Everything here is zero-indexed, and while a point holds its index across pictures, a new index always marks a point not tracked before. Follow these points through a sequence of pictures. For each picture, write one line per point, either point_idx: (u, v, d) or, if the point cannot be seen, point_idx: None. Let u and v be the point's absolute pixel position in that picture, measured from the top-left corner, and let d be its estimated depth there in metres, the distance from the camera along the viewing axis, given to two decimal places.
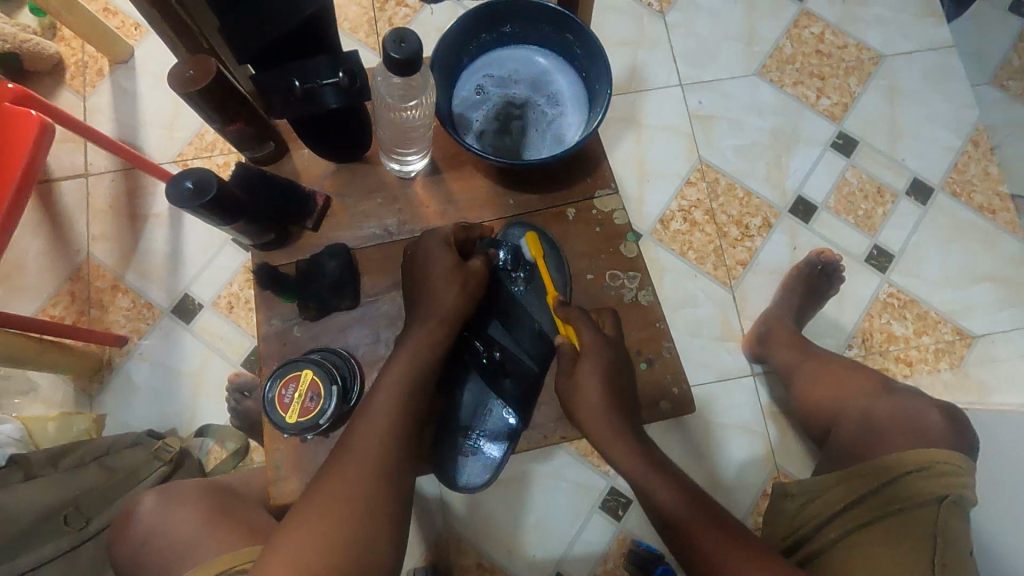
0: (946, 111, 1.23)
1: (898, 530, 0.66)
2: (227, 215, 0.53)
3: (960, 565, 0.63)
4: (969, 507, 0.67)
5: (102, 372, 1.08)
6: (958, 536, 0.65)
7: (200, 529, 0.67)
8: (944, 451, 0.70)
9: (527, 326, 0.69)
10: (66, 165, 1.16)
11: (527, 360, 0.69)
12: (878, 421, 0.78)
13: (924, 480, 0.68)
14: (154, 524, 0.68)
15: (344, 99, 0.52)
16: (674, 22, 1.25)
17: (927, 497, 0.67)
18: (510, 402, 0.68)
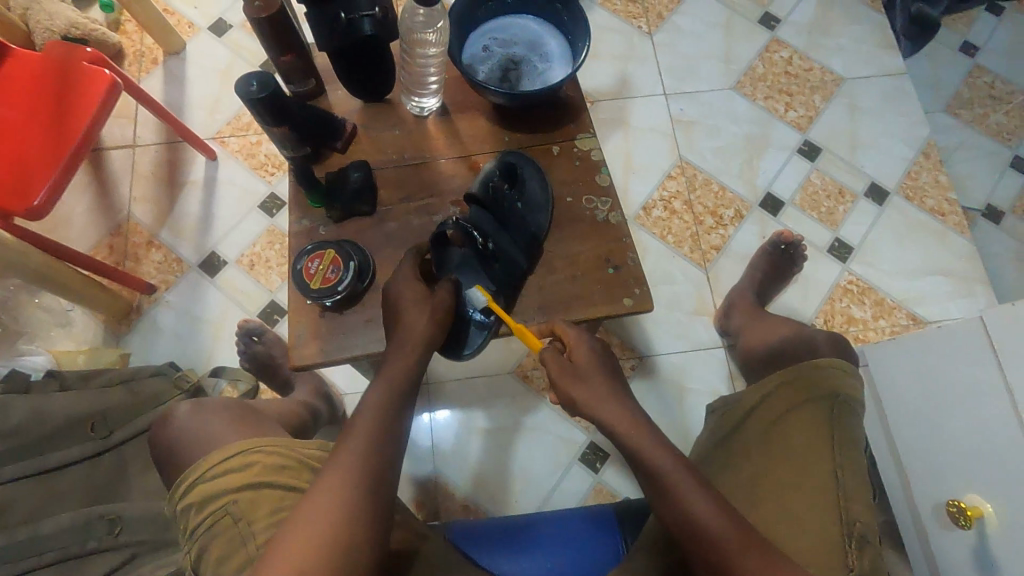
0: (901, 127, 1.38)
1: (795, 428, 0.71)
2: (273, 113, 0.64)
3: (853, 450, 0.69)
4: (855, 401, 0.74)
5: (130, 316, 1.19)
6: (850, 428, 0.71)
7: (227, 427, 0.72)
8: (829, 360, 0.77)
9: (517, 226, 0.69)
10: (117, 136, 1.30)
11: (518, 252, 0.69)
12: (782, 361, 0.92)
13: (818, 381, 0.74)
14: (187, 422, 0.73)
15: (378, 27, 0.65)
16: (660, 43, 1.42)
17: (819, 397, 0.72)
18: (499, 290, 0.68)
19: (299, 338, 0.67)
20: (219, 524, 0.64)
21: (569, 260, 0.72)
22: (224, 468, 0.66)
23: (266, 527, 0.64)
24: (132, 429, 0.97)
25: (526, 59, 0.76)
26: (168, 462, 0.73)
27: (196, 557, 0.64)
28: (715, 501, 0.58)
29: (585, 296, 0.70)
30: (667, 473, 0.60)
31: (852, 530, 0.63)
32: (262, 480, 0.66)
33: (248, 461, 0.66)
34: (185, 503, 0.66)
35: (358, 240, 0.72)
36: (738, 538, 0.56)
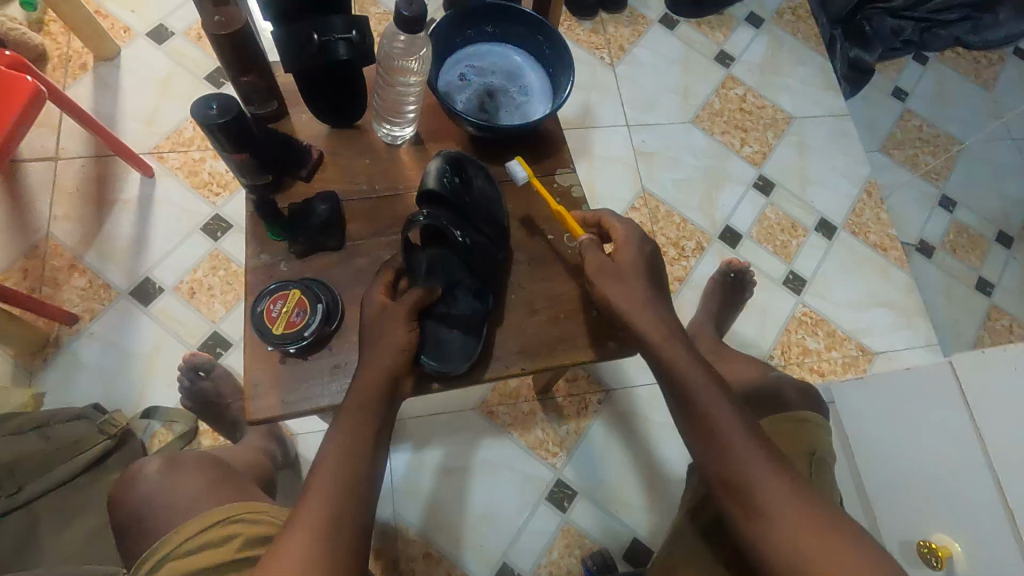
0: (845, 165, 1.45)
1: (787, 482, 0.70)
2: (233, 140, 0.58)
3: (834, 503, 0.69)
4: (832, 457, 0.74)
5: (47, 350, 1.06)
6: (829, 483, 0.71)
7: (202, 492, 0.65)
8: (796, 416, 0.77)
9: (482, 221, 0.66)
10: (37, 148, 1.17)
11: (490, 244, 0.67)
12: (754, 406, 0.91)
13: (800, 436, 0.74)
14: (152, 489, 0.66)
15: (354, 52, 0.60)
16: (622, 74, 1.44)
17: (796, 452, 0.72)
18: (472, 287, 0.65)
19: (257, 387, 0.60)
20: None
21: (550, 305, 0.68)
22: (202, 542, 0.59)
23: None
24: (45, 484, 0.86)
25: (505, 90, 0.73)
26: (126, 532, 0.66)
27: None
28: (752, 432, 0.57)
29: (569, 339, 0.67)
30: (704, 398, 0.58)
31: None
32: (244, 555, 0.59)
33: (228, 535, 0.59)
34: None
35: (324, 277, 0.66)
36: (760, 449, 0.56)
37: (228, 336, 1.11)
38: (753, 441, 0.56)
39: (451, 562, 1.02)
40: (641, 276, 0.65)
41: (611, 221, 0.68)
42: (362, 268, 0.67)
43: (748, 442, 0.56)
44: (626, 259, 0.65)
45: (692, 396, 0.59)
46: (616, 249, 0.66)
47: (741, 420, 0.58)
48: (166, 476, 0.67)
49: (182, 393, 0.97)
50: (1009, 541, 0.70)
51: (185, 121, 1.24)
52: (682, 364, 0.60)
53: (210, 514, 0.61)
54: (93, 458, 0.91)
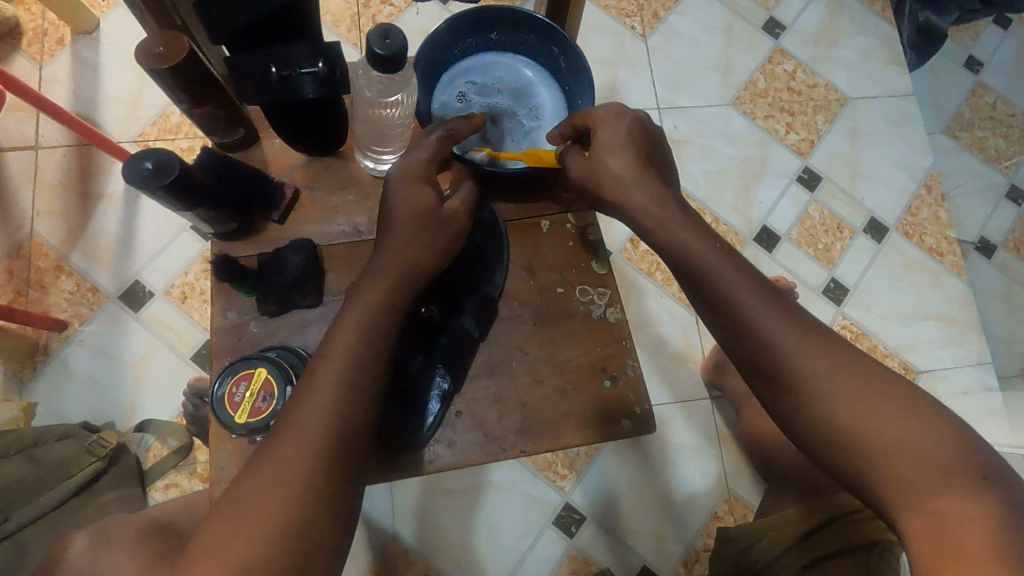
0: (904, 155, 1.28)
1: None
2: (184, 198, 0.49)
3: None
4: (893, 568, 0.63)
5: (36, 358, 1.01)
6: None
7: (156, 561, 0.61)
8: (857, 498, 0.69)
9: (462, 292, 0.59)
10: (14, 135, 1.09)
11: (467, 317, 0.59)
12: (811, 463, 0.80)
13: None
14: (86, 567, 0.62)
15: (323, 88, 0.49)
16: (655, 47, 1.27)
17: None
18: (444, 366, 0.57)
19: (223, 472, 0.53)
20: None
21: (556, 375, 0.60)
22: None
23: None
24: (33, 512, 0.83)
25: (510, 114, 0.62)
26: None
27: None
28: (769, 298, 0.53)
29: (575, 416, 0.59)
30: (722, 276, 0.54)
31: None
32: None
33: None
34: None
35: (298, 339, 0.58)
36: (786, 325, 0.52)
37: None
38: (777, 317, 0.53)
39: None
40: (621, 140, 0.57)
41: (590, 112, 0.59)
42: None
43: (772, 321, 0.52)
44: (604, 139, 0.58)
45: (707, 275, 0.54)
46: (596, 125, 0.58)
47: (752, 281, 0.54)
48: (99, 553, 0.63)
49: (188, 417, 0.95)
50: None
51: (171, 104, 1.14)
52: (690, 242, 0.55)
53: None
54: (82, 481, 0.89)
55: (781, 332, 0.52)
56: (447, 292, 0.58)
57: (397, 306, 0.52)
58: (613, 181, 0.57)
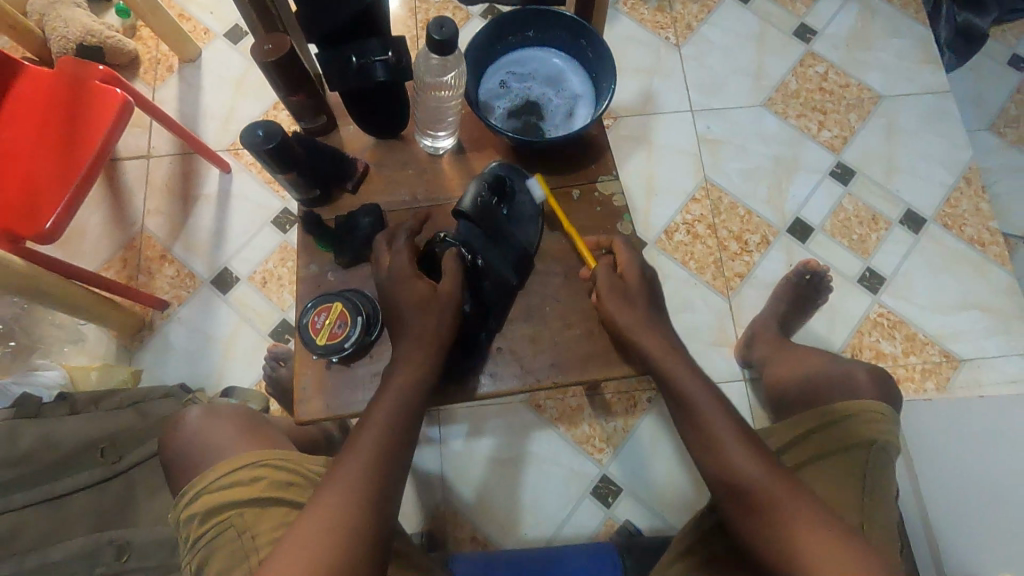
0: (941, 150, 1.30)
1: (829, 478, 0.72)
2: (282, 161, 0.61)
3: (884, 503, 0.70)
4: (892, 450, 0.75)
5: (143, 332, 1.18)
6: (883, 478, 0.73)
7: (238, 437, 0.75)
8: (869, 403, 0.78)
9: (506, 248, 0.67)
10: (132, 147, 1.29)
11: (507, 269, 0.67)
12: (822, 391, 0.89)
13: (855, 428, 0.75)
14: (198, 429, 0.76)
15: (392, 73, 0.61)
16: (688, 55, 1.36)
17: (854, 444, 0.74)
18: (485, 311, 0.67)
19: (305, 390, 0.65)
20: (223, 537, 0.67)
21: (584, 320, 0.69)
22: (231, 480, 0.69)
23: (267, 542, 0.66)
24: (140, 454, 0.97)
25: (545, 95, 0.73)
26: (176, 463, 0.76)
27: (198, 567, 0.67)
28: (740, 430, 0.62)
29: (600, 354, 0.68)
30: (702, 407, 0.63)
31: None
32: (268, 495, 0.68)
33: (256, 476, 0.69)
34: (190, 513, 0.69)
35: (366, 287, 0.69)
36: (748, 446, 0.61)
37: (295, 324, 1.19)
38: (739, 443, 0.61)
39: (494, 546, 1.07)
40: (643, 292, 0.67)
41: (618, 242, 0.69)
42: None
43: (733, 443, 0.61)
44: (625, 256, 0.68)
45: (690, 402, 0.64)
46: (623, 269, 0.67)
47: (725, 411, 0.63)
48: (208, 422, 0.76)
49: (267, 381, 1.10)
50: None
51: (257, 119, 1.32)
52: (683, 374, 0.64)
53: (237, 459, 0.70)
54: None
55: (753, 463, 0.60)
56: (493, 245, 0.67)
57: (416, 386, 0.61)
58: (628, 323, 0.64)
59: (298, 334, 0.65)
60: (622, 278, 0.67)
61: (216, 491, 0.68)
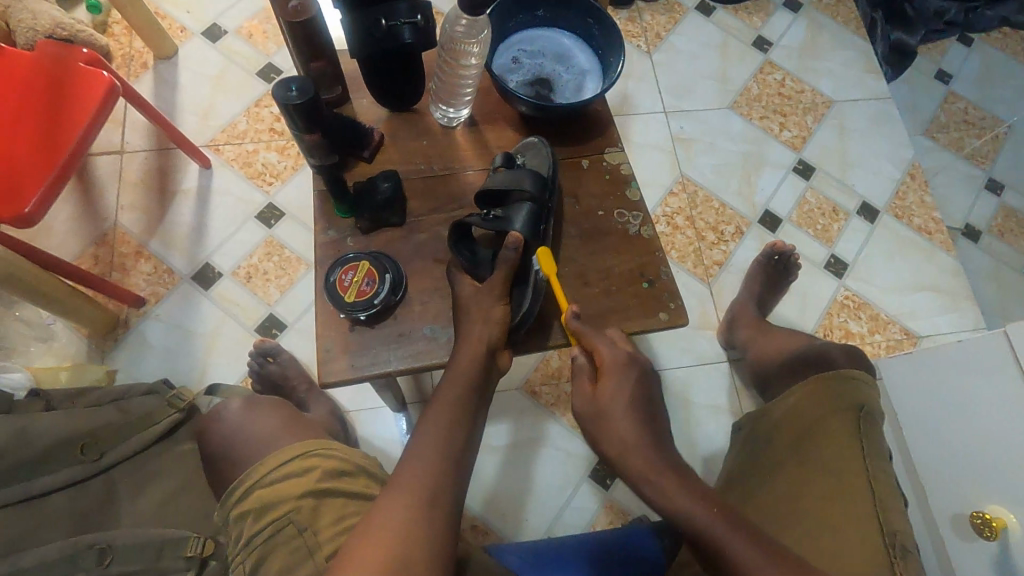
0: (887, 148, 1.43)
1: (825, 445, 0.67)
2: (306, 121, 0.61)
3: (884, 465, 0.65)
4: (878, 414, 0.70)
5: (117, 331, 1.13)
6: (877, 440, 0.67)
7: (280, 429, 0.76)
8: (850, 371, 0.74)
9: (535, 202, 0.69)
10: (103, 142, 1.25)
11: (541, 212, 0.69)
12: (802, 370, 0.87)
13: (839, 393, 0.71)
14: (240, 421, 0.76)
15: (418, 34, 0.65)
16: (659, 61, 1.45)
17: (842, 409, 0.69)
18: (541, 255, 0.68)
19: (330, 350, 0.64)
20: (282, 532, 0.64)
21: (602, 282, 0.71)
22: (283, 473, 0.67)
23: (332, 536, 0.63)
24: (126, 449, 0.87)
25: (556, 71, 0.77)
26: (215, 457, 0.76)
27: (253, 568, 0.63)
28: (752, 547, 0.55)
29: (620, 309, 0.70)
30: (719, 538, 0.56)
31: (893, 537, 0.58)
32: (325, 486, 0.66)
33: (310, 465, 0.67)
34: (240, 510, 0.66)
35: (386, 251, 0.70)
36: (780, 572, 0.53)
37: (283, 318, 1.16)
38: (761, 565, 0.53)
39: (497, 534, 1.05)
40: (622, 406, 0.64)
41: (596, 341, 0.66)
42: (422, 242, 0.71)
43: (754, 567, 0.53)
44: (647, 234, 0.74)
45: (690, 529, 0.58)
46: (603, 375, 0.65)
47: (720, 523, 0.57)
48: (248, 413, 0.77)
49: (255, 378, 1.02)
50: None
51: (238, 115, 1.30)
52: (675, 494, 0.60)
53: (288, 449, 0.69)
54: (164, 429, 0.91)
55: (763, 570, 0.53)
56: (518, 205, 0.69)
57: (455, 435, 0.58)
58: (616, 437, 0.63)
59: (325, 295, 0.66)
60: (594, 390, 0.65)
61: (271, 484, 0.66)
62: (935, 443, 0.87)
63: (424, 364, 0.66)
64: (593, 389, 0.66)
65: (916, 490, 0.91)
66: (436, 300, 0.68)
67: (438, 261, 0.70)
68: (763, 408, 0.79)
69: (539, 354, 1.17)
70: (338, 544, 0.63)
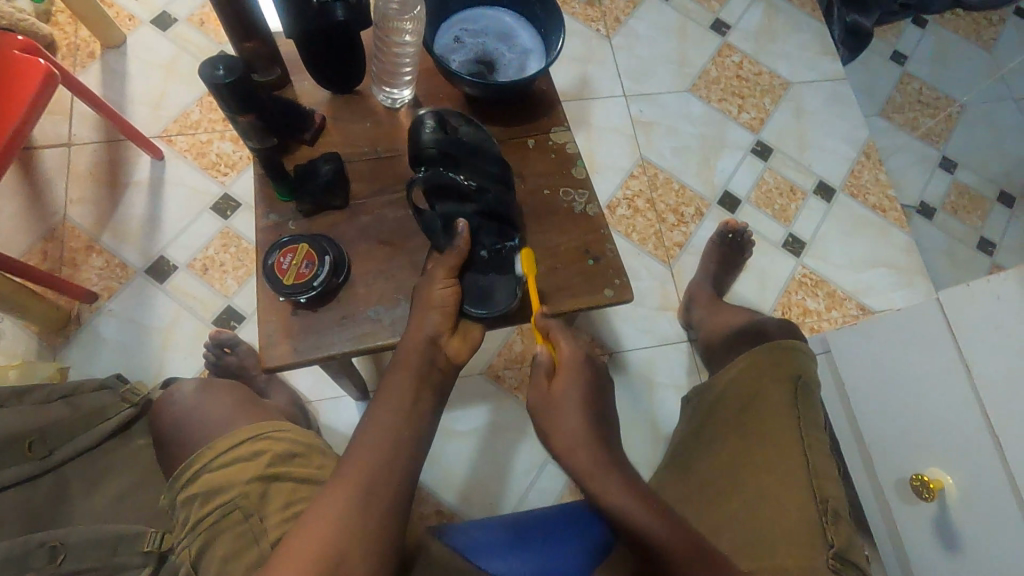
0: (843, 128, 1.46)
1: (766, 413, 0.69)
2: (239, 100, 0.60)
3: (818, 429, 0.67)
4: (815, 383, 0.73)
5: (69, 327, 1.10)
6: (813, 409, 0.69)
7: (235, 411, 0.76)
8: (785, 342, 0.76)
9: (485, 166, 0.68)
10: (50, 135, 1.21)
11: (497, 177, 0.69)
12: (743, 344, 0.89)
13: (780, 363, 0.73)
14: (191, 403, 0.76)
15: (351, 12, 0.64)
16: (618, 45, 1.45)
17: (781, 380, 0.71)
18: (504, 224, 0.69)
19: (271, 335, 0.64)
20: (227, 518, 0.63)
21: (545, 262, 0.72)
22: (232, 457, 0.67)
23: (278, 523, 0.63)
24: (75, 448, 0.85)
25: (499, 50, 0.77)
26: (170, 440, 0.75)
27: (197, 553, 0.62)
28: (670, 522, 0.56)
29: (566, 287, 0.71)
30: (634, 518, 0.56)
31: (827, 504, 0.60)
32: (274, 470, 0.66)
33: (258, 450, 0.67)
34: (188, 494, 0.65)
35: (330, 234, 0.70)
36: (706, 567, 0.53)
37: (241, 310, 1.14)
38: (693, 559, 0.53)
39: (462, 518, 1.06)
40: (579, 411, 0.63)
41: (559, 337, 0.67)
42: (366, 225, 0.70)
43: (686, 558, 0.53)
44: (592, 212, 0.74)
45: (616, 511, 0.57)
46: (559, 371, 0.65)
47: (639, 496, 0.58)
48: (201, 395, 0.77)
49: (211, 368, 1.01)
50: (994, 461, 0.73)
51: (191, 104, 1.27)
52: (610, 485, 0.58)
53: (237, 433, 0.69)
54: (115, 427, 0.88)
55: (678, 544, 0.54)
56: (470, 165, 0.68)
57: (406, 425, 0.57)
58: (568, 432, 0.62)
59: (264, 279, 0.65)
60: (550, 386, 0.65)
61: (219, 468, 0.66)
62: (880, 412, 0.89)
63: (367, 346, 0.65)
64: (548, 384, 0.65)
65: (867, 461, 0.94)
66: (380, 283, 0.68)
67: (382, 244, 0.70)
68: (706, 386, 0.80)
69: (501, 339, 1.17)
70: (284, 530, 0.62)
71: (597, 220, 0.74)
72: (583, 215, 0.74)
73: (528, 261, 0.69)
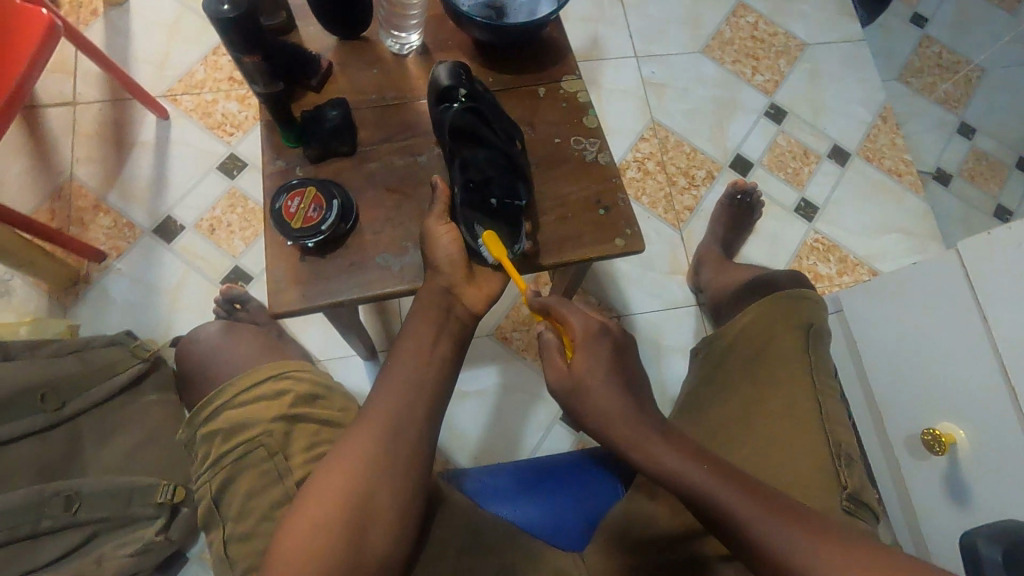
0: (859, 91, 1.42)
1: (776, 362, 0.68)
2: (243, 39, 0.59)
3: (827, 377, 0.67)
4: (825, 333, 0.72)
5: (78, 286, 1.10)
6: (823, 357, 0.69)
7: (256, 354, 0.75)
8: (791, 292, 0.74)
9: (500, 120, 0.69)
10: (54, 94, 1.20)
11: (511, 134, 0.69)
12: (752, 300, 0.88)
13: (792, 313, 0.72)
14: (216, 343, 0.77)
15: None
16: (630, 4, 1.42)
17: (791, 327, 0.70)
18: (515, 175, 0.67)
19: (280, 281, 0.64)
20: (252, 455, 0.63)
21: (556, 212, 0.70)
22: (254, 396, 0.67)
23: (302, 463, 0.63)
24: (88, 401, 0.85)
25: None
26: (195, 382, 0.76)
27: (220, 487, 0.63)
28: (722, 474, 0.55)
29: (576, 238, 0.70)
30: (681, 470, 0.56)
31: (838, 447, 0.61)
32: (297, 411, 0.66)
33: (281, 389, 0.67)
34: (209, 432, 0.66)
35: (338, 180, 0.69)
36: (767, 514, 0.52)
37: (248, 271, 1.14)
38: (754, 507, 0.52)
39: None
40: (602, 367, 0.61)
41: (567, 315, 0.64)
42: (374, 172, 0.69)
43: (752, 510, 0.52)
44: (604, 162, 0.73)
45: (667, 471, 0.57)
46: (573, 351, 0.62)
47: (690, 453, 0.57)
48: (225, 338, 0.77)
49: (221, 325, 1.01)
50: (1007, 411, 0.73)
51: (196, 63, 1.26)
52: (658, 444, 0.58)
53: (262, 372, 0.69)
54: (125, 382, 0.88)
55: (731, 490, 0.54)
56: (485, 113, 0.68)
57: (424, 373, 0.57)
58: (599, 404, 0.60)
59: (273, 224, 0.65)
60: (568, 365, 0.63)
61: (242, 406, 0.66)
62: (891, 371, 0.89)
63: (377, 292, 0.65)
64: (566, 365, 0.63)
65: (876, 421, 0.94)
66: (389, 231, 0.67)
67: (390, 191, 0.69)
68: (716, 333, 0.79)
69: (510, 301, 1.17)
70: (309, 469, 0.63)
71: (609, 169, 0.73)
72: (596, 164, 0.73)
73: (495, 245, 0.63)
